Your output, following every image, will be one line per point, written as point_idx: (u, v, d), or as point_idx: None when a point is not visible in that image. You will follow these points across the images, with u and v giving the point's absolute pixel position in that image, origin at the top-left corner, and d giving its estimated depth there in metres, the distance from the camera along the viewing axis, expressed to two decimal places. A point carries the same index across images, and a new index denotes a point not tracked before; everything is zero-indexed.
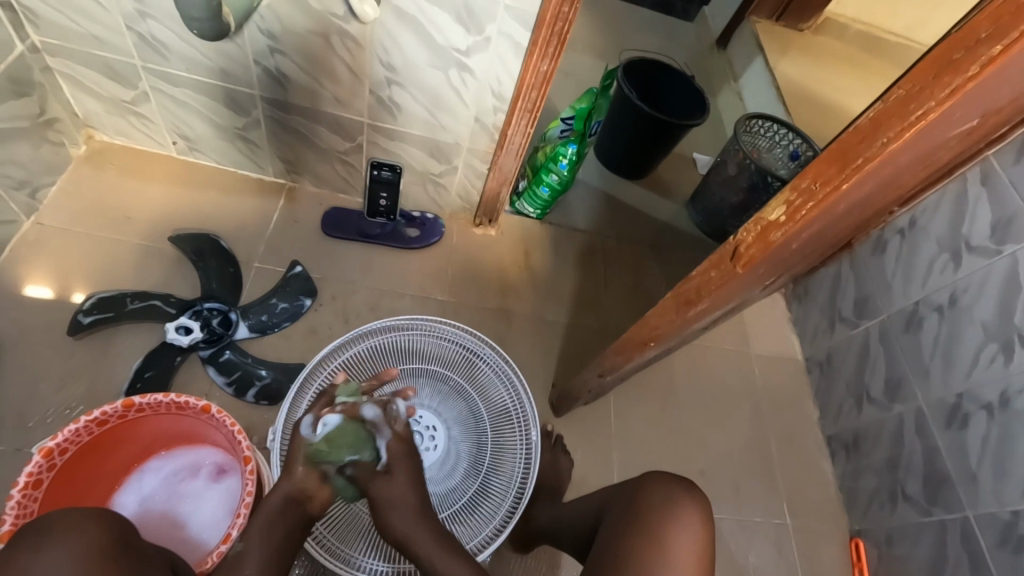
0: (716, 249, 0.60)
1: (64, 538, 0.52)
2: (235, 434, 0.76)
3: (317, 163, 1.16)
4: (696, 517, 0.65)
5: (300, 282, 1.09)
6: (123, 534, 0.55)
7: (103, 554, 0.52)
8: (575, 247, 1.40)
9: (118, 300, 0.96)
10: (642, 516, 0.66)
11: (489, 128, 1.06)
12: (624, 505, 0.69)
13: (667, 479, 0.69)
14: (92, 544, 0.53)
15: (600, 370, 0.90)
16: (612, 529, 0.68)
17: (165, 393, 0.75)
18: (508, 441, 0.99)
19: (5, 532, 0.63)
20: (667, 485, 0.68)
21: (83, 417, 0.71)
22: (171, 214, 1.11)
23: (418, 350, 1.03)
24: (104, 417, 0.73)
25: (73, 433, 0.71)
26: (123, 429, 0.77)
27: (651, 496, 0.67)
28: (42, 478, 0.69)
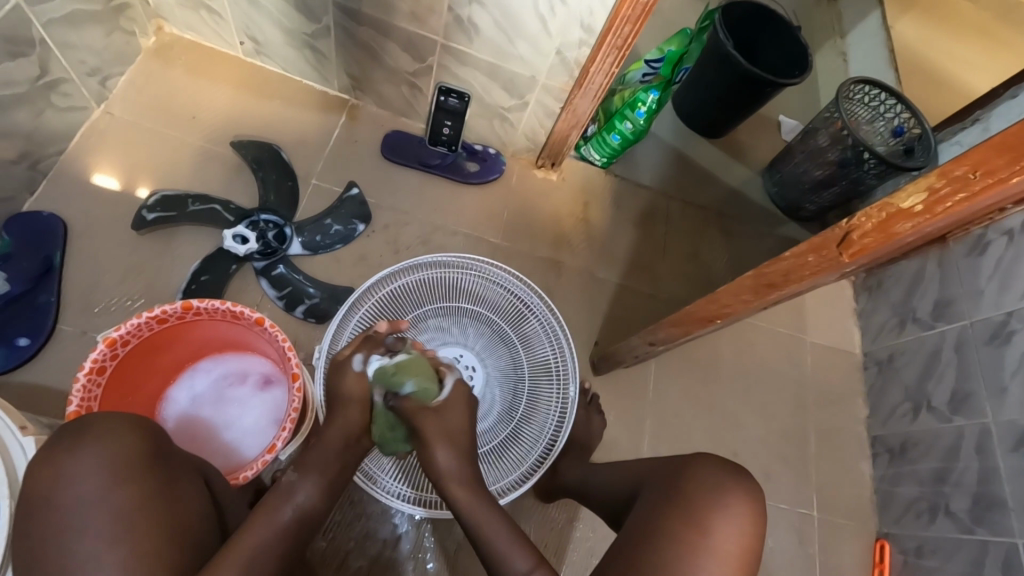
0: (820, 232, 0.53)
1: (97, 441, 0.55)
2: (285, 353, 0.76)
3: (383, 81, 1.10)
4: (745, 505, 0.63)
5: (355, 206, 1.08)
6: (153, 441, 0.59)
7: (132, 460, 0.56)
8: (637, 205, 1.32)
9: (180, 200, 0.97)
10: (687, 491, 0.64)
11: (570, 64, 0.97)
12: (668, 479, 0.68)
13: (718, 465, 0.67)
14: (119, 459, 0.55)
15: (650, 338, 0.86)
16: (652, 501, 0.66)
17: (223, 301, 0.75)
18: (544, 393, 0.98)
19: (71, 413, 0.66)
20: (718, 472, 0.66)
21: (145, 313, 0.72)
22: (236, 120, 1.09)
23: (466, 290, 1.01)
24: (164, 315, 0.74)
25: (135, 327, 0.72)
26: (180, 328, 0.79)
27: (700, 477, 0.65)
28: (105, 365, 0.71)
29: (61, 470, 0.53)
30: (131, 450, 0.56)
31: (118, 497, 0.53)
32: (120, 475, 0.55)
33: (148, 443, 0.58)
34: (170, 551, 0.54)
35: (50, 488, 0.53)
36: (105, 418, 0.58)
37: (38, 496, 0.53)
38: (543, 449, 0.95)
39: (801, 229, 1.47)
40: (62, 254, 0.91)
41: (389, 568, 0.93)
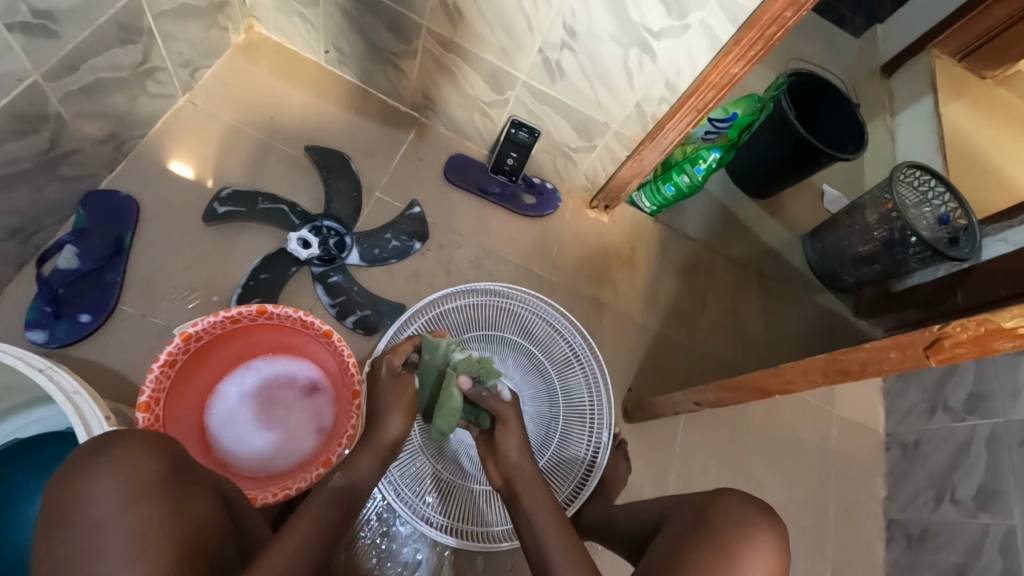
0: (908, 331, 0.54)
1: (115, 461, 0.52)
2: (348, 366, 0.79)
3: (457, 106, 1.13)
4: (775, 547, 0.63)
5: (415, 224, 1.09)
6: (174, 459, 0.56)
7: (151, 479, 0.53)
8: (682, 255, 1.34)
9: (251, 197, 0.99)
10: (717, 525, 0.64)
11: (646, 117, 1.00)
12: (697, 511, 0.67)
13: (745, 499, 0.66)
14: (138, 474, 0.52)
15: (697, 399, 0.87)
16: (679, 532, 0.66)
17: (295, 309, 0.78)
18: (577, 431, 1.00)
19: (142, 402, 0.70)
20: (745, 506, 0.65)
21: (222, 312, 0.76)
22: (310, 124, 1.11)
23: (512, 320, 1.04)
24: (237, 316, 0.78)
25: (210, 324, 0.76)
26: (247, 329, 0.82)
27: (727, 509, 0.65)
28: (176, 358, 0.75)
29: (76, 493, 0.50)
30: (149, 468, 0.53)
31: (136, 516, 0.50)
32: (140, 499, 0.51)
33: (169, 462, 0.55)
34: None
35: (66, 511, 0.50)
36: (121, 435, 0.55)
37: (53, 514, 0.50)
38: (571, 490, 0.96)
39: (836, 300, 1.47)
40: (133, 235, 0.92)
41: None
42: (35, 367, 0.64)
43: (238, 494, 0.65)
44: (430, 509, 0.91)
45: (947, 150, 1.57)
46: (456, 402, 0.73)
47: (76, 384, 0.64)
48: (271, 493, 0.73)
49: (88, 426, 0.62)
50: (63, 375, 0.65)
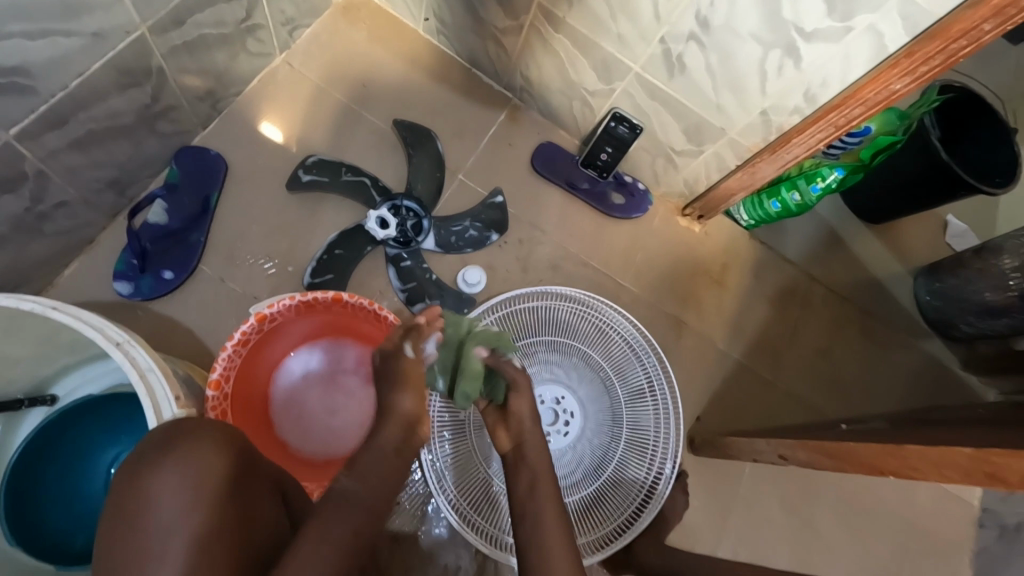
0: None
1: (182, 456, 0.53)
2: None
3: (556, 92, 1.05)
4: None
5: (496, 215, 1.04)
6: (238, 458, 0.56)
7: (213, 480, 0.53)
8: (777, 280, 1.21)
9: (336, 166, 0.96)
10: None
11: (771, 126, 0.88)
12: None
13: None
14: (200, 476, 0.53)
15: (782, 452, 0.80)
16: None
17: (371, 301, 0.76)
18: (639, 459, 0.93)
19: (213, 381, 0.69)
20: None
21: (297, 295, 0.74)
22: (403, 96, 1.07)
23: (584, 330, 0.97)
24: (312, 300, 0.76)
25: (284, 307, 0.74)
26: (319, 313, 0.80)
27: None
28: (248, 337, 0.74)
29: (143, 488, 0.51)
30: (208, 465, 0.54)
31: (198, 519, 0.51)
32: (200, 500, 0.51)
33: (232, 463, 0.55)
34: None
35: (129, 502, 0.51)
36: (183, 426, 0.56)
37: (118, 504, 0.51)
38: (616, 526, 0.91)
39: (946, 349, 1.25)
40: (219, 195, 0.92)
41: None
42: (112, 342, 0.63)
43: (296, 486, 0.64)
44: (471, 514, 0.88)
45: None
46: (475, 365, 0.72)
47: (150, 361, 0.63)
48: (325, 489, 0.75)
49: (158, 407, 0.62)
50: (138, 351, 0.63)
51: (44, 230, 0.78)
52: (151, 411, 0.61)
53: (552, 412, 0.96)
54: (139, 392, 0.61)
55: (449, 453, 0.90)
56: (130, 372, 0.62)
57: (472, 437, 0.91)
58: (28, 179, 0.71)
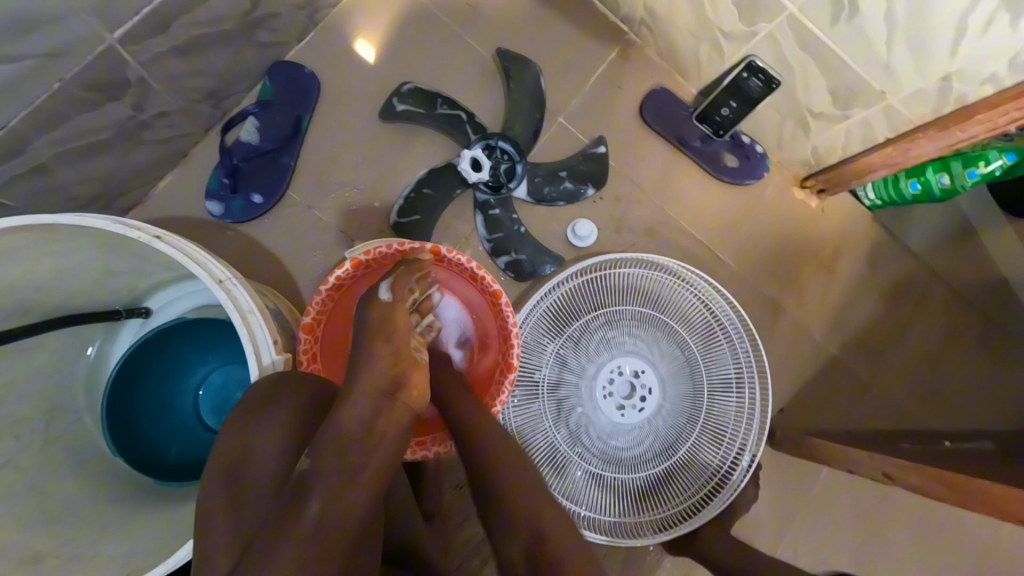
0: None
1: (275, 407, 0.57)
2: (508, 336, 0.79)
3: (683, 31, 0.90)
4: None
5: (595, 168, 0.94)
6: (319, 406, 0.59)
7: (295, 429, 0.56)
8: (893, 271, 1.08)
9: (431, 96, 0.88)
10: None
11: (949, 97, 0.73)
12: None
13: None
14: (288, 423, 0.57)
15: (888, 470, 0.73)
16: None
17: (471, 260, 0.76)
18: (714, 448, 0.88)
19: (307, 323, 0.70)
20: None
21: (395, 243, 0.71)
22: (507, 22, 0.96)
23: (676, 305, 0.91)
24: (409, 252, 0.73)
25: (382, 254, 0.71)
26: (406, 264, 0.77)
27: None
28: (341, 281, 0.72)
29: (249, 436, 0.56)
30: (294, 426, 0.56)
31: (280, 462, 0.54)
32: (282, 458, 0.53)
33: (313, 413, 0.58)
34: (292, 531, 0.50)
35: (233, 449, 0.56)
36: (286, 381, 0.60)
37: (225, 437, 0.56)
38: (678, 510, 0.88)
39: None
40: (310, 118, 0.87)
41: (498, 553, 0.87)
42: (217, 278, 0.62)
43: None
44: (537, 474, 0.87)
45: None
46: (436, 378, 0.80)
47: (252, 304, 0.63)
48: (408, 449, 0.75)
49: (259, 352, 0.62)
50: (239, 292, 0.63)
51: (143, 139, 0.77)
52: (252, 357, 0.61)
53: (629, 385, 0.92)
54: (240, 334, 0.60)
55: (518, 412, 0.89)
56: (233, 313, 0.61)
57: (542, 400, 0.89)
58: (131, 86, 0.69)
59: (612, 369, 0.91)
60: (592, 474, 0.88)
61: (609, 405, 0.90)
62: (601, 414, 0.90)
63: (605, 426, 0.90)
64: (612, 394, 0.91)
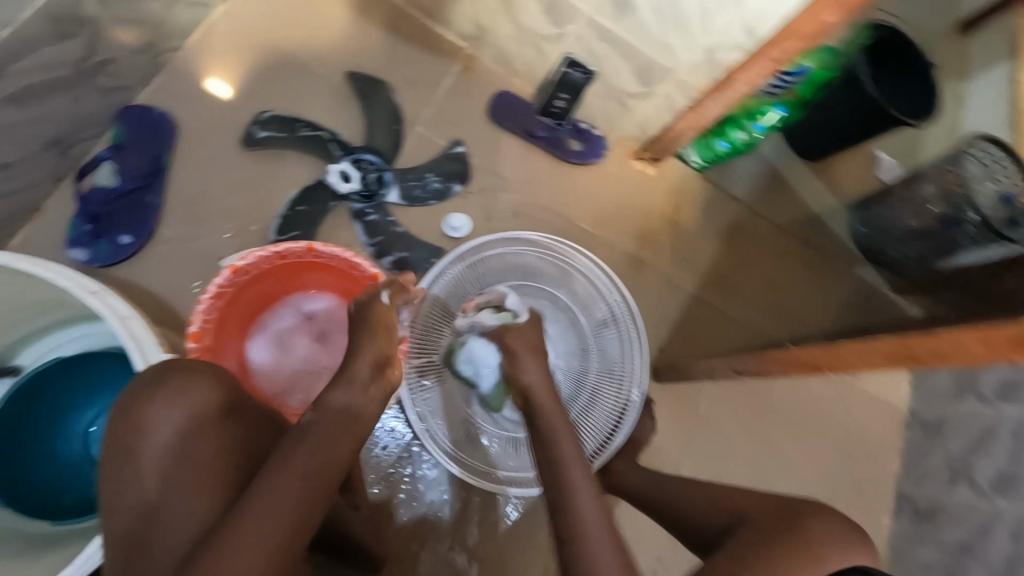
0: (995, 323, 0.52)
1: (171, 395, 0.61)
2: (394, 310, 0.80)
3: (509, 40, 1.04)
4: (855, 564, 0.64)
5: (457, 166, 1.05)
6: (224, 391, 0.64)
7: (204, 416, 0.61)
8: (726, 217, 1.28)
9: (291, 122, 0.94)
10: (804, 535, 0.64)
11: (716, 65, 0.92)
12: (781, 526, 0.66)
13: (828, 524, 0.66)
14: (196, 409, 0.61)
15: (736, 365, 0.89)
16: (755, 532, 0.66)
17: (344, 249, 0.76)
18: (607, 389, 1.00)
19: (193, 333, 0.72)
20: (827, 524, 0.66)
21: (268, 247, 0.74)
22: (353, 48, 1.04)
23: (551, 272, 1.02)
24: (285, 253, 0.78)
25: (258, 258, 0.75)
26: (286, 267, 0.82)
27: (819, 533, 0.65)
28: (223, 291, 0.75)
29: (156, 434, 0.59)
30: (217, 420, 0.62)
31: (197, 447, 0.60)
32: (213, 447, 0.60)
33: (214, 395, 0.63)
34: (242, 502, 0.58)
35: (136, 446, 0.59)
36: (175, 366, 0.63)
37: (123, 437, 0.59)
38: (591, 451, 0.97)
39: (876, 274, 1.32)
40: (171, 155, 0.89)
41: (433, 533, 0.91)
42: (87, 291, 0.67)
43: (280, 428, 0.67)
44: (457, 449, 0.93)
45: None
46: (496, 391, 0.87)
47: (126, 308, 0.68)
48: None
49: (142, 348, 0.67)
50: (113, 299, 0.69)
51: None
52: (135, 352, 0.66)
53: None
54: (122, 334, 0.66)
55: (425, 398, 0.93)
56: (110, 317, 0.67)
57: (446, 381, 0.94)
58: None
59: None
60: (511, 436, 0.92)
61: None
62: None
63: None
64: None
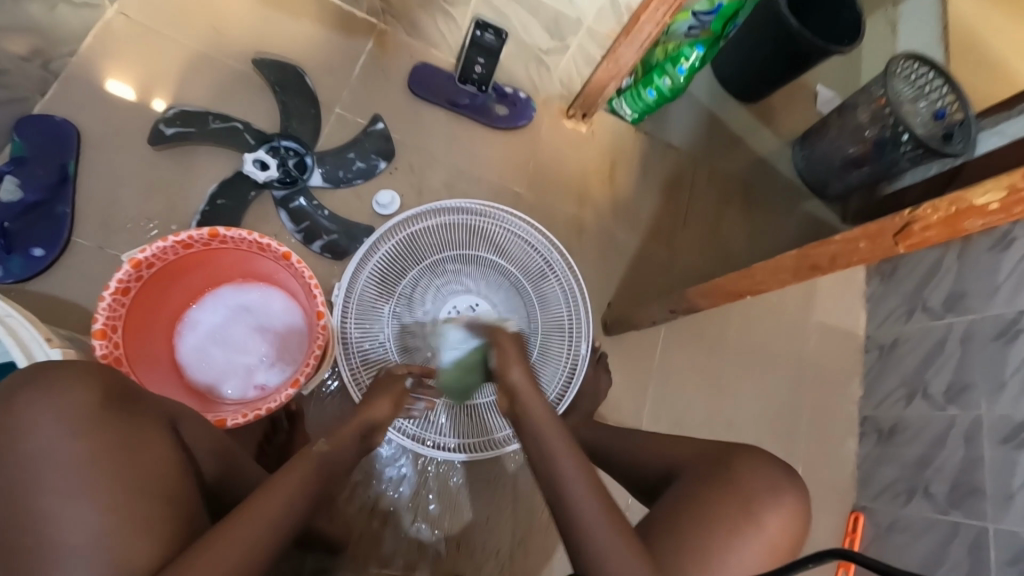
0: (876, 220, 0.52)
1: (46, 395, 0.49)
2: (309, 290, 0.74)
3: (417, 10, 1.03)
4: (789, 508, 0.62)
5: (379, 143, 1.04)
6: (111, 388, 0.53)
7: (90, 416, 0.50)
8: (665, 167, 1.28)
9: (201, 116, 0.93)
10: (736, 480, 0.62)
11: (619, 8, 0.91)
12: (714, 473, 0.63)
13: (761, 466, 0.63)
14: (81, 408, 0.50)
15: (671, 307, 0.89)
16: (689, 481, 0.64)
17: (249, 232, 0.72)
18: (555, 347, 0.97)
19: (97, 330, 0.67)
20: (762, 467, 0.63)
21: (170, 238, 0.70)
22: (259, 36, 1.02)
23: (487, 238, 1.00)
24: (189, 241, 0.72)
25: (161, 251, 0.71)
26: (204, 258, 0.80)
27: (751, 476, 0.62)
28: (129, 287, 0.71)
29: (20, 442, 0.47)
30: (103, 420, 0.50)
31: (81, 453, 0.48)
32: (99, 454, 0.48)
33: (102, 394, 0.52)
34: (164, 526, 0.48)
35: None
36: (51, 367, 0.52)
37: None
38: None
39: (825, 208, 1.34)
40: (76, 163, 0.88)
41: (393, 510, 0.93)
42: None
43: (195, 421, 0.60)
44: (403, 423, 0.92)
45: (951, 40, 1.28)
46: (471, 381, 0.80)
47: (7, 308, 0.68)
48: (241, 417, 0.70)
49: (27, 347, 0.67)
50: None
51: None
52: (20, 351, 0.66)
53: None
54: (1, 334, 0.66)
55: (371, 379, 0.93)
56: None
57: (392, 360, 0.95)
58: None
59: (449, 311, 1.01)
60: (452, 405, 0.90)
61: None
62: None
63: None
64: None
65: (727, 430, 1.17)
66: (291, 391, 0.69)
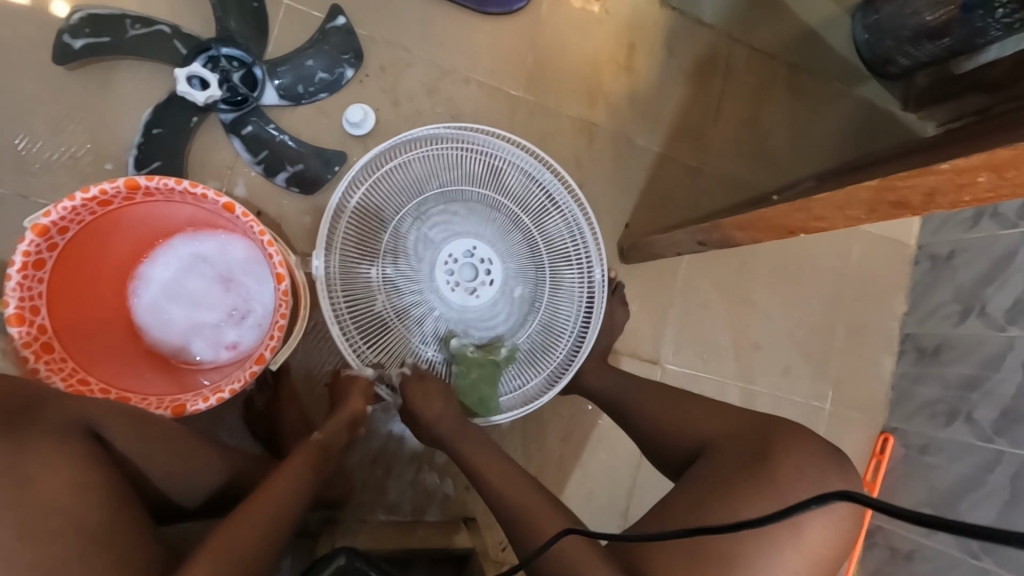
0: (1003, 149, 0.38)
1: None
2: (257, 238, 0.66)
3: None
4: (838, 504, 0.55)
5: (341, 40, 0.84)
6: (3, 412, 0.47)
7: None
8: (694, 49, 1.05)
9: (116, 21, 0.76)
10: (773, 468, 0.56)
11: None
12: (750, 451, 0.58)
13: (808, 451, 0.57)
14: None
15: (701, 238, 0.75)
16: (719, 465, 0.58)
17: (176, 180, 0.63)
18: (565, 277, 0.83)
19: (12, 315, 0.60)
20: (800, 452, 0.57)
21: (79, 194, 0.61)
22: None
23: (472, 167, 0.82)
24: (106, 197, 0.64)
25: (71, 211, 0.62)
26: (132, 211, 0.69)
27: (792, 460, 0.56)
28: (44, 258, 0.63)
29: None
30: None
31: None
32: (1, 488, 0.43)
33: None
34: (103, 546, 0.46)
35: None
36: None
37: None
38: (568, 348, 0.82)
39: (884, 90, 1.11)
40: None
41: (397, 459, 0.89)
42: None
43: (122, 424, 0.56)
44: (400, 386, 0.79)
45: None
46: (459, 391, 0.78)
47: None
48: (203, 397, 0.64)
49: None
50: None
51: None
52: None
53: (470, 267, 0.86)
54: None
55: (371, 346, 0.78)
56: None
57: (393, 322, 0.81)
58: None
59: (445, 260, 0.86)
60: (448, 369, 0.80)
61: (460, 294, 0.85)
62: (455, 308, 0.85)
63: (465, 315, 0.85)
64: (457, 282, 0.86)
65: (753, 356, 1.08)
66: (256, 368, 0.63)
